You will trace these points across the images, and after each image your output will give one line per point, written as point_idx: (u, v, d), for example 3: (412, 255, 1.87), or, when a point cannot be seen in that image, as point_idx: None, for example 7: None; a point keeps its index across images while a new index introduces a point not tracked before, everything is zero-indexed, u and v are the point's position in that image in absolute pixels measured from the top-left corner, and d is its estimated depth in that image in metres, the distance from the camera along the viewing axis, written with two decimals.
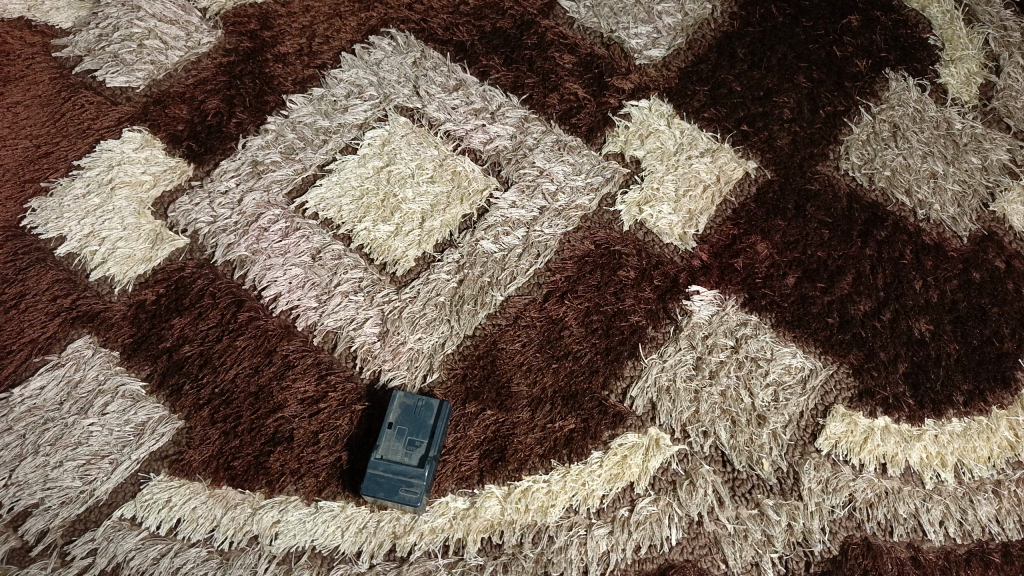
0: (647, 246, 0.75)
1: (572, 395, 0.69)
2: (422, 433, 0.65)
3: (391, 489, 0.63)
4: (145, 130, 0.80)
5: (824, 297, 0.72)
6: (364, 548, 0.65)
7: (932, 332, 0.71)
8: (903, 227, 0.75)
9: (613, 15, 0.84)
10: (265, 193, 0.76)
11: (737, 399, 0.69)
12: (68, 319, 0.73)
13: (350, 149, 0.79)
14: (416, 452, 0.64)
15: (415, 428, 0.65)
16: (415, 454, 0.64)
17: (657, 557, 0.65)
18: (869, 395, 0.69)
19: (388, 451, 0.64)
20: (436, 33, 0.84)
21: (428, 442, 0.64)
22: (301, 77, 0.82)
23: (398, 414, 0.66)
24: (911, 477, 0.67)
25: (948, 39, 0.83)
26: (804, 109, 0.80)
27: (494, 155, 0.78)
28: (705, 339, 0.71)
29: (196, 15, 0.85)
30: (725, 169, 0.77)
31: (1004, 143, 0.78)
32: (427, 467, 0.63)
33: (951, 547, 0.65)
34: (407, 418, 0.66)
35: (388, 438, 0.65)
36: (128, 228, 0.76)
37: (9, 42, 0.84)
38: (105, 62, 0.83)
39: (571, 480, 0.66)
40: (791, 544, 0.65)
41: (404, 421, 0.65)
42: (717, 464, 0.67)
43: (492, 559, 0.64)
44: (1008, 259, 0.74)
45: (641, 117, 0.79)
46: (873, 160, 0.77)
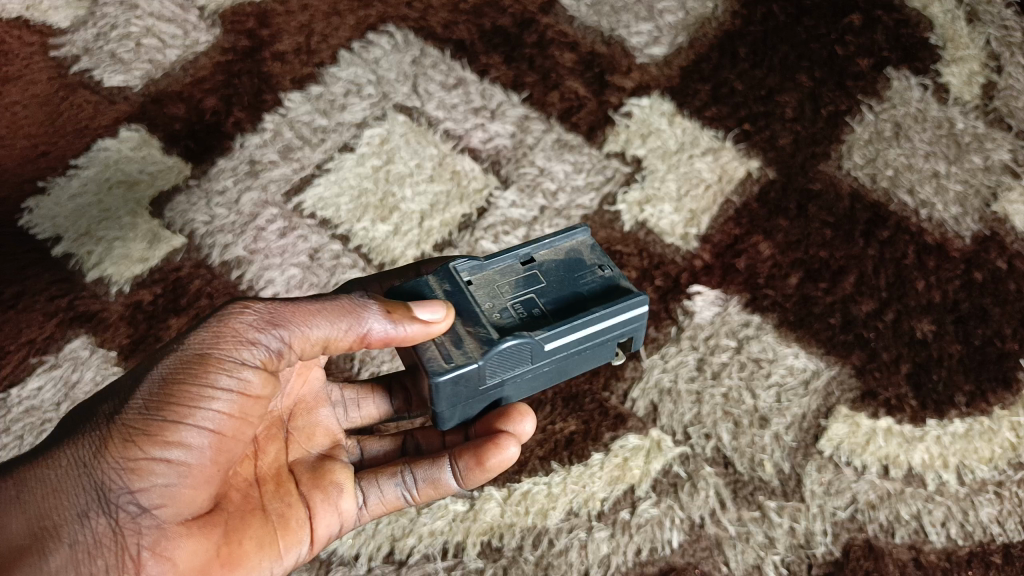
0: (648, 246, 0.74)
1: (572, 396, 0.69)
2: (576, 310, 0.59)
3: (493, 371, 0.56)
4: (142, 128, 0.79)
5: (826, 298, 0.71)
6: (363, 551, 0.65)
7: (934, 333, 0.70)
8: (905, 226, 0.74)
9: (614, 13, 0.84)
10: (263, 192, 0.76)
11: (739, 401, 0.69)
12: (66, 319, 0.72)
13: (348, 147, 0.78)
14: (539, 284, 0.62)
15: (546, 271, 0.62)
16: (537, 283, 0.62)
17: (658, 560, 0.64)
18: (872, 396, 0.68)
19: (494, 298, 0.60)
20: (436, 31, 0.83)
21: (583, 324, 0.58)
22: (299, 75, 0.81)
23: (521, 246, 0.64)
24: (914, 479, 0.66)
25: (950, 38, 0.82)
26: (805, 108, 0.79)
27: (494, 155, 0.77)
28: (708, 340, 0.70)
29: (194, 14, 0.85)
30: (727, 169, 0.77)
31: (1006, 143, 0.77)
32: (554, 377, 0.61)
33: (954, 549, 0.64)
34: (549, 267, 0.63)
35: (496, 283, 0.61)
36: (126, 228, 0.75)
37: (8, 42, 0.84)
38: (102, 61, 0.82)
39: (571, 482, 0.66)
40: (794, 546, 0.64)
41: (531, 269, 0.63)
42: (720, 466, 0.67)
43: (492, 563, 0.64)
44: (1010, 260, 0.73)
45: (643, 116, 0.79)
46: (875, 160, 0.77)
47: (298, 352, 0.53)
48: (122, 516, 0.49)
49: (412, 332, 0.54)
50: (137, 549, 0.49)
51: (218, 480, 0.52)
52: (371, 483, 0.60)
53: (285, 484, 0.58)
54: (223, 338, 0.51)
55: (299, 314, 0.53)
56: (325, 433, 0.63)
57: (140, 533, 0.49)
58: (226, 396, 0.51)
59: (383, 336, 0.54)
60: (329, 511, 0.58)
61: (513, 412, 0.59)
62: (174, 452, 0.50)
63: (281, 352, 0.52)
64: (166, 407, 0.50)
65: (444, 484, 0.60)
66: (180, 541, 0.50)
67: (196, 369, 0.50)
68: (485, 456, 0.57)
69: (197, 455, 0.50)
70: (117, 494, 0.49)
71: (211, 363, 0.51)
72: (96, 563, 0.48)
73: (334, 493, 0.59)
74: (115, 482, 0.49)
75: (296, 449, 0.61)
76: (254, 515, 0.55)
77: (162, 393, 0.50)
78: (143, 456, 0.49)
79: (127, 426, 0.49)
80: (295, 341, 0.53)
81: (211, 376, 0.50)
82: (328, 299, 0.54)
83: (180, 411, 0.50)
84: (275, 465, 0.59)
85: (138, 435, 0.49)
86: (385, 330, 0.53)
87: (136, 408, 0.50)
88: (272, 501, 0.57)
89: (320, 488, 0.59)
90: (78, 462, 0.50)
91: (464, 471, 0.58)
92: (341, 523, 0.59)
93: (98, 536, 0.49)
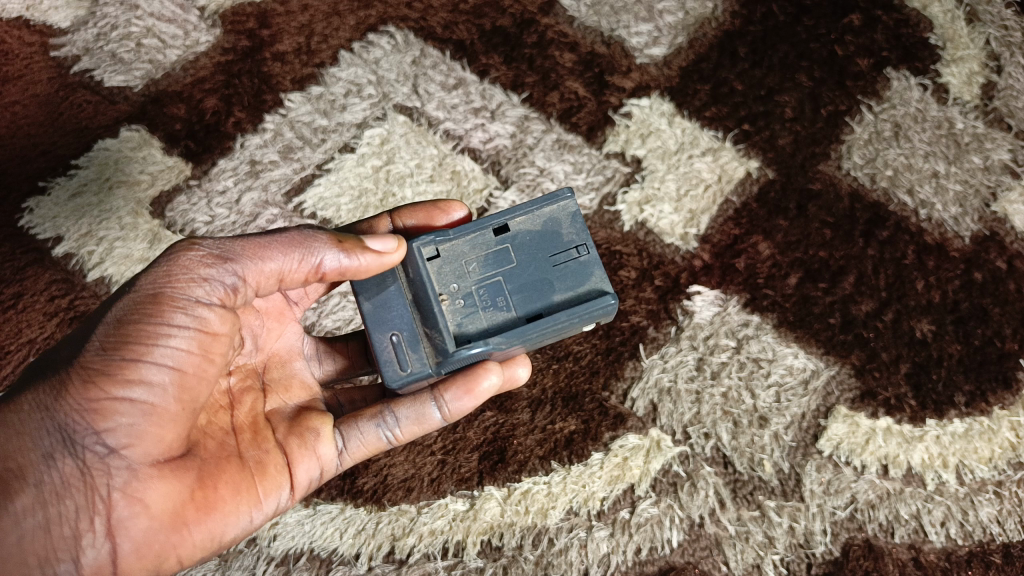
0: (648, 246, 0.74)
1: (572, 396, 0.69)
2: (543, 307, 0.60)
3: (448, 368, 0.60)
4: (142, 128, 0.79)
5: (826, 297, 0.72)
6: (364, 550, 0.66)
7: (934, 333, 0.70)
8: (905, 226, 0.74)
9: (613, 13, 0.83)
10: (263, 193, 0.76)
11: (738, 401, 0.69)
12: (66, 319, 0.73)
13: (348, 147, 0.78)
14: (509, 264, 0.61)
15: (520, 245, 0.62)
16: (508, 261, 0.62)
17: (658, 560, 0.65)
18: (871, 396, 0.69)
19: (460, 279, 0.61)
20: (436, 31, 0.82)
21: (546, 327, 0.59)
22: (300, 75, 0.81)
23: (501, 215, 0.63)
24: (914, 478, 0.67)
25: (950, 38, 0.80)
26: (805, 108, 0.79)
27: (494, 155, 0.78)
28: (707, 339, 0.71)
29: (195, 15, 0.83)
30: (726, 169, 0.77)
31: (1006, 143, 0.77)
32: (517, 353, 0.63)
33: (952, 548, 0.65)
34: (523, 240, 0.62)
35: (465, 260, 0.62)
36: (126, 228, 0.76)
37: (8, 42, 0.83)
38: (102, 62, 0.82)
39: (571, 482, 0.66)
40: (793, 546, 0.65)
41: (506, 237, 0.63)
42: (719, 466, 0.67)
43: (492, 562, 0.65)
44: (1010, 260, 0.73)
45: (642, 116, 0.79)
46: (875, 160, 0.77)
47: (252, 284, 0.56)
48: (89, 456, 0.52)
49: (364, 263, 0.57)
50: (109, 490, 0.52)
51: (182, 421, 0.54)
52: (357, 426, 0.63)
53: (262, 432, 0.61)
54: (176, 276, 0.54)
55: (250, 248, 0.56)
56: (303, 387, 0.66)
57: (109, 473, 0.52)
58: (183, 332, 0.53)
59: (337, 267, 0.57)
60: (307, 456, 0.61)
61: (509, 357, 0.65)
62: (134, 391, 0.52)
63: (235, 286, 0.56)
64: (125, 347, 0.52)
65: (428, 420, 0.63)
66: (150, 483, 0.53)
67: (151, 307, 0.53)
68: (473, 385, 0.61)
69: (159, 394, 0.52)
70: (83, 435, 0.52)
71: (166, 302, 0.53)
72: (66, 502, 0.51)
73: (311, 438, 0.62)
74: (79, 423, 0.52)
75: (275, 399, 0.64)
76: (230, 461, 0.57)
77: (120, 333, 0.53)
78: (104, 397, 0.52)
79: (88, 367, 0.52)
80: (248, 273, 0.56)
81: (167, 314, 0.53)
82: (278, 234, 0.57)
83: (139, 350, 0.52)
84: (251, 414, 0.61)
85: (98, 376, 0.52)
86: (337, 261, 0.57)
87: (95, 350, 0.52)
88: (248, 448, 0.59)
89: (296, 435, 0.61)
90: (43, 405, 0.52)
91: (450, 402, 0.62)
92: (321, 467, 0.62)
93: (67, 475, 0.52)
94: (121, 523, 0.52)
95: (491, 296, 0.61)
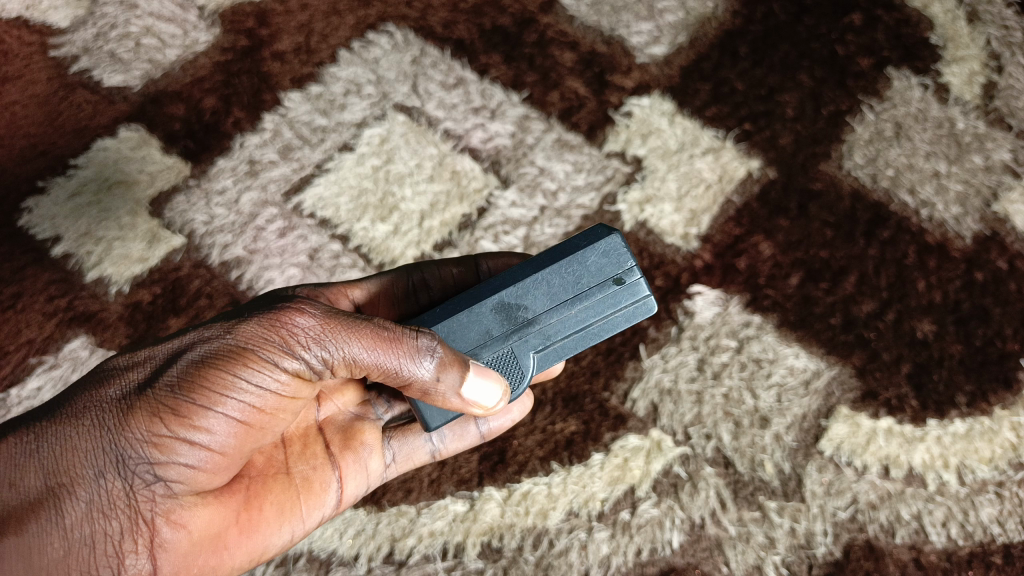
0: (648, 246, 0.74)
1: (572, 397, 0.69)
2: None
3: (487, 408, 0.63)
4: (141, 128, 0.79)
5: (827, 297, 0.71)
6: (363, 551, 0.65)
7: (935, 333, 0.70)
8: (905, 226, 0.74)
9: (614, 13, 0.83)
10: (262, 193, 0.76)
11: (739, 402, 0.69)
12: (65, 319, 0.73)
13: (347, 147, 0.78)
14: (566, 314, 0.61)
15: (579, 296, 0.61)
16: (566, 310, 0.61)
17: (659, 560, 0.64)
18: (872, 396, 0.68)
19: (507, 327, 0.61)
20: (436, 31, 0.82)
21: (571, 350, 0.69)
22: (299, 74, 0.80)
23: (568, 313, 0.61)
24: (914, 479, 0.66)
25: (950, 37, 0.80)
26: (806, 108, 0.79)
27: (494, 155, 0.78)
28: (708, 339, 0.70)
29: (194, 14, 0.83)
30: (727, 168, 0.77)
31: (1006, 143, 0.76)
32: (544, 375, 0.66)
33: (953, 549, 0.64)
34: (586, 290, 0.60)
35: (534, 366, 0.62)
36: (125, 228, 0.75)
37: (7, 42, 0.83)
38: (101, 61, 0.81)
39: (572, 483, 0.66)
40: (794, 547, 0.64)
41: (566, 332, 0.61)
42: (720, 467, 0.67)
43: (492, 564, 0.64)
44: (1011, 260, 0.72)
45: (643, 115, 0.79)
46: (876, 160, 0.76)
47: (337, 369, 0.54)
48: (139, 482, 0.51)
49: (451, 400, 0.56)
50: (154, 514, 0.51)
51: (236, 461, 0.54)
52: (403, 440, 0.64)
53: (311, 447, 0.60)
54: (269, 339, 0.52)
55: (349, 334, 0.53)
56: (356, 390, 0.64)
57: (157, 499, 0.51)
58: (256, 392, 0.52)
59: (423, 383, 0.55)
60: (358, 470, 0.62)
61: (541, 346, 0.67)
62: (197, 436, 0.51)
63: (320, 370, 0.54)
64: (198, 391, 0.51)
65: (470, 433, 0.65)
66: (196, 510, 0.53)
67: (231, 361, 0.51)
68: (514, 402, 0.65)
69: (220, 442, 0.52)
70: (137, 463, 0.51)
71: (250, 361, 0.52)
72: (110, 523, 0.50)
73: (365, 451, 0.63)
74: (136, 451, 0.51)
75: (327, 406, 0.62)
76: (277, 479, 0.58)
77: (196, 374, 0.51)
78: (167, 435, 0.51)
79: (156, 401, 0.51)
80: (336, 359, 0.54)
81: (246, 373, 0.52)
82: (386, 358, 0.54)
83: (210, 397, 0.51)
84: (302, 425, 0.61)
85: (165, 413, 0.51)
86: (427, 380, 0.55)
87: (166, 384, 0.51)
88: (297, 464, 0.59)
89: (351, 449, 0.62)
90: (100, 424, 0.51)
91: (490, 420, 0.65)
92: (367, 482, 0.63)
93: (114, 497, 0.51)
94: (162, 547, 0.52)
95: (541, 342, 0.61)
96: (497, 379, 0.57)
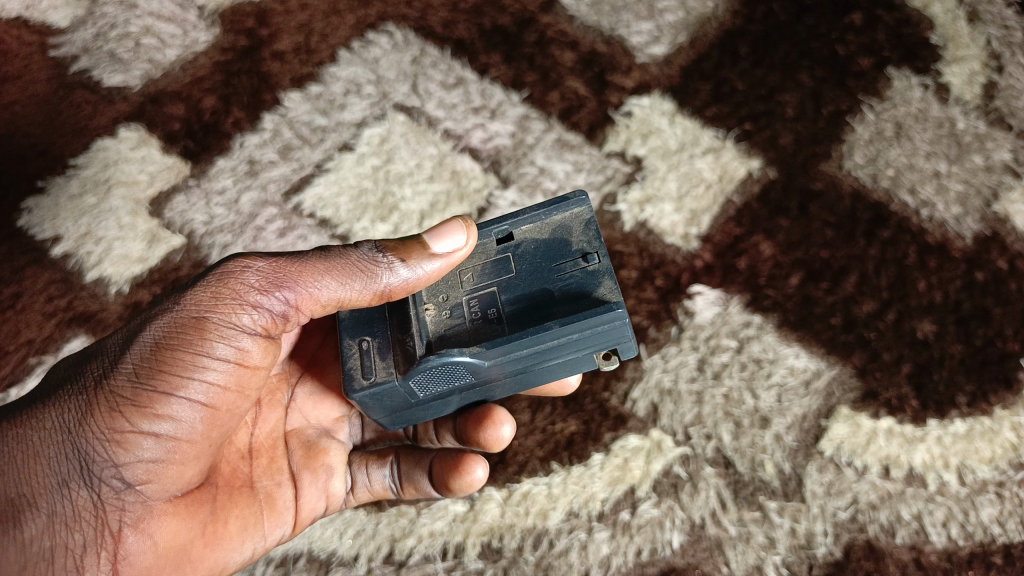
0: (648, 246, 0.74)
1: (572, 397, 0.69)
2: (537, 318, 0.60)
3: (421, 386, 0.59)
4: (141, 128, 0.79)
5: (827, 297, 0.71)
6: (363, 551, 0.65)
7: (936, 334, 0.70)
8: (906, 226, 0.74)
9: (614, 13, 0.83)
10: (261, 192, 0.76)
11: (740, 402, 0.69)
12: (65, 320, 0.72)
13: (347, 146, 0.78)
14: (508, 272, 0.63)
15: (520, 253, 0.64)
16: (507, 269, 0.63)
17: (660, 561, 0.64)
18: (873, 397, 0.68)
19: (451, 289, 0.63)
20: (436, 31, 0.82)
21: (536, 336, 0.58)
22: (299, 74, 0.80)
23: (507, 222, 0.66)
24: (915, 479, 0.66)
25: (950, 37, 0.80)
26: (806, 108, 0.79)
27: (494, 155, 0.77)
28: (708, 340, 0.70)
29: (194, 14, 0.83)
30: (727, 168, 0.77)
31: (1006, 143, 0.76)
32: (511, 387, 0.62)
33: (953, 549, 0.64)
34: (526, 247, 0.64)
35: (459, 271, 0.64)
36: (124, 229, 0.75)
37: (7, 42, 0.83)
38: (101, 62, 0.81)
39: (572, 483, 0.66)
40: (794, 547, 0.64)
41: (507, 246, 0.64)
42: (720, 467, 0.67)
43: (492, 564, 0.64)
44: (1012, 260, 0.72)
45: (643, 115, 0.78)
46: (876, 160, 0.76)
47: (303, 308, 0.57)
48: (105, 490, 0.52)
49: (431, 271, 0.57)
50: (119, 525, 0.52)
51: (204, 453, 0.56)
52: (363, 468, 0.67)
53: (277, 461, 0.64)
54: (222, 299, 0.55)
55: (306, 272, 0.56)
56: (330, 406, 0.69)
57: (123, 509, 0.52)
58: (220, 367, 0.55)
59: (405, 280, 0.57)
60: (318, 488, 0.64)
61: (492, 416, 0.64)
62: (161, 427, 0.53)
63: (284, 315, 0.57)
64: (158, 383, 0.53)
65: (423, 485, 0.65)
66: (162, 519, 0.54)
67: (191, 337, 0.54)
68: (460, 464, 0.62)
69: (185, 429, 0.54)
70: (101, 467, 0.52)
71: (210, 332, 0.54)
72: (74, 535, 0.51)
73: (324, 473, 0.65)
74: (98, 454, 0.52)
75: (299, 418, 0.68)
76: (242, 492, 0.61)
77: (155, 360, 0.53)
78: (129, 430, 0.52)
79: (116, 395, 0.52)
80: (300, 297, 0.56)
81: (207, 346, 0.54)
82: (342, 259, 0.56)
83: (171, 383, 0.53)
84: (270, 436, 0.65)
85: (126, 407, 0.52)
86: (406, 275, 0.57)
87: (124, 377, 0.53)
88: (262, 478, 0.63)
89: (311, 467, 0.65)
90: (61, 428, 0.52)
91: (439, 478, 0.63)
92: (327, 502, 0.65)
93: (79, 507, 0.51)
94: (127, 555, 0.52)
95: (484, 305, 0.62)
96: (453, 220, 0.57)
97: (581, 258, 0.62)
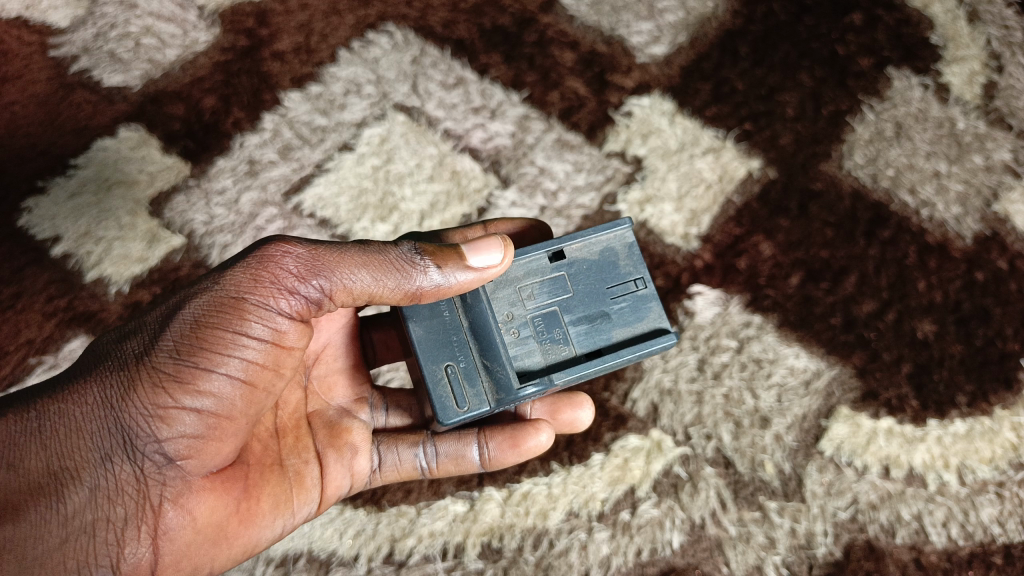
0: (648, 246, 0.74)
1: None
2: (600, 342, 0.64)
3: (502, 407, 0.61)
4: (141, 128, 0.79)
5: (827, 297, 0.71)
6: (363, 552, 0.65)
7: (936, 334, 0.70)
8: (906, 226, 0.74)
9: (614, 12, 0.83)
10: (261, 192, 0.76)
11: (740, 402, 0.69)
12: (65, 319, 0.73)
13: (347, 146, 0.78)
14: (566, 292, 0.64)
15: (575, 273, 0.65)
16: (564, 289, 0.65)
17: (659, 561, 0.64)
18: (873, 396, 0.68)
19: (514, 307, 0.64)
20: (436, 30, 0.82)
21: (609, 364, 0.62)
22: (299, 74, 0.80)
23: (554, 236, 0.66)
24: (915, 479, 0.66)
25: (951, 37, 0.80)
26: (806, 107, 0.79)
27: (494, 155, 0.77)
28: (708, 340, 0.70)
29: (194, 14, 0.83)
30: (727, 168, 0.77)
31: (1007, 143, 0.76)
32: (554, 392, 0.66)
33: (953, 549, 0.64)
34: (580, 267, 0.65)
35: (519, 287, 0.64)
36: (124, 228, 0.75)
37: (7, 42, 0.82)
38: (101, 61, 0.81)
39: (571, 483, 0.66)
40: (794, 547, 0.64)
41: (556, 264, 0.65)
42: (720, 467, 0.67)
43: (492, 564, 0.64)
44: (1011, 260, 0.72)
45: (643, 115, 0.78)
46: (876, 160, 0.76)
47: (336, 299, 0.56)
48: (147, 465, 0.51)
49: (464, 281, 0.58)
50: (160, 499, 0.52)
51: (242, 430, 0.55)
52: (394, 447, 0.65)
53: (303, 440, 0.62)
54: (261, 281, 0.54)
55: (342, 262, 0.55)
56: (349, 384, 0.67)
57: (164, 483, 0.52)
58: (257, 346, 0.53)
59: (435, 284, 0.57)
60: (344, 467, 0.63)
61: (573, 400, 0.66)
62: (200, 403, 0.52)
63: (319, 302, 0.56)
64: (199, 358, 0.52)
65: (465, 460, 0.65)
66: (200, 495, 0.53)
67: (230, 316, 0.53)
68: (524, 438, 0.63)
69: (223, 406, 0.53)
70: (143, 442, 0.51)
71: (248, 311, 0.53)
72: (116, 509, 0.51)
73: (350, 451, 0.64)
74: (141, 429, 0.51)
75: (317, 399, 0.65)
76: (272, 470, 0.59)
77: (195, 337, 0.52)
78: (171, 405, 0.51)
79: (158, 369, 0.51)
80: (334, 287, 0.55)
81: (245, 325, 0.53)
82: (379, 256, 0.55)
83: (211, 359, 0.52)
84: (294, 415, 0.63)
85: (168, 382, 0.51)
86: (439, 279, 0.57)
87: (165, 353, 0.52)
88: (290, 456, 0.61)
89: (336, 446, 0.64)
90: (103, 402, 0.51)
91: (493, 451, 0.64)
92: (353, 480, 0.64)
93: (120, 482, 0.51)
94: (166, 531, 0.52)
95: (547, 325, 0.63)
96: (492, 238, 0.58)
97: (632, 280, 0.66)
